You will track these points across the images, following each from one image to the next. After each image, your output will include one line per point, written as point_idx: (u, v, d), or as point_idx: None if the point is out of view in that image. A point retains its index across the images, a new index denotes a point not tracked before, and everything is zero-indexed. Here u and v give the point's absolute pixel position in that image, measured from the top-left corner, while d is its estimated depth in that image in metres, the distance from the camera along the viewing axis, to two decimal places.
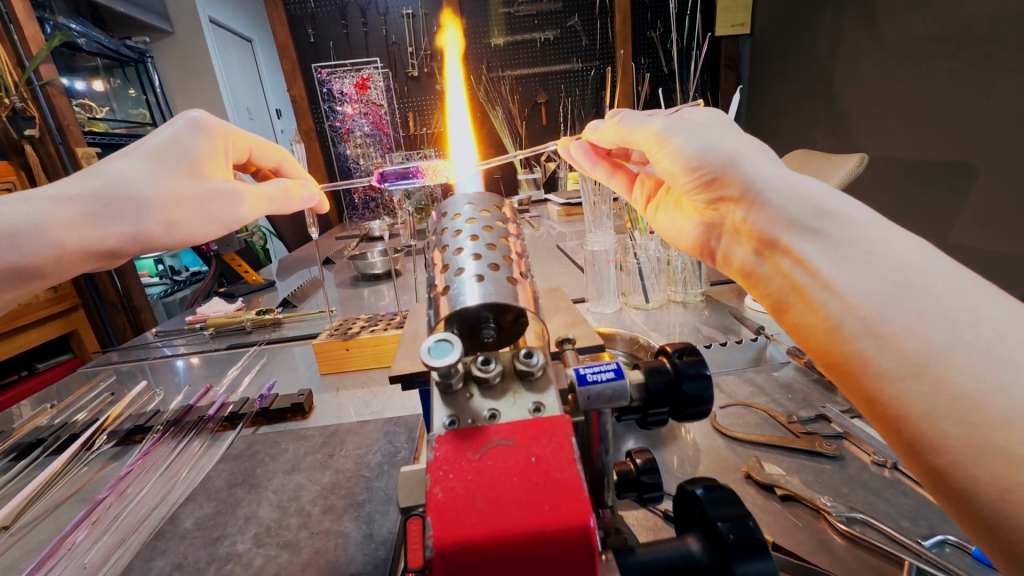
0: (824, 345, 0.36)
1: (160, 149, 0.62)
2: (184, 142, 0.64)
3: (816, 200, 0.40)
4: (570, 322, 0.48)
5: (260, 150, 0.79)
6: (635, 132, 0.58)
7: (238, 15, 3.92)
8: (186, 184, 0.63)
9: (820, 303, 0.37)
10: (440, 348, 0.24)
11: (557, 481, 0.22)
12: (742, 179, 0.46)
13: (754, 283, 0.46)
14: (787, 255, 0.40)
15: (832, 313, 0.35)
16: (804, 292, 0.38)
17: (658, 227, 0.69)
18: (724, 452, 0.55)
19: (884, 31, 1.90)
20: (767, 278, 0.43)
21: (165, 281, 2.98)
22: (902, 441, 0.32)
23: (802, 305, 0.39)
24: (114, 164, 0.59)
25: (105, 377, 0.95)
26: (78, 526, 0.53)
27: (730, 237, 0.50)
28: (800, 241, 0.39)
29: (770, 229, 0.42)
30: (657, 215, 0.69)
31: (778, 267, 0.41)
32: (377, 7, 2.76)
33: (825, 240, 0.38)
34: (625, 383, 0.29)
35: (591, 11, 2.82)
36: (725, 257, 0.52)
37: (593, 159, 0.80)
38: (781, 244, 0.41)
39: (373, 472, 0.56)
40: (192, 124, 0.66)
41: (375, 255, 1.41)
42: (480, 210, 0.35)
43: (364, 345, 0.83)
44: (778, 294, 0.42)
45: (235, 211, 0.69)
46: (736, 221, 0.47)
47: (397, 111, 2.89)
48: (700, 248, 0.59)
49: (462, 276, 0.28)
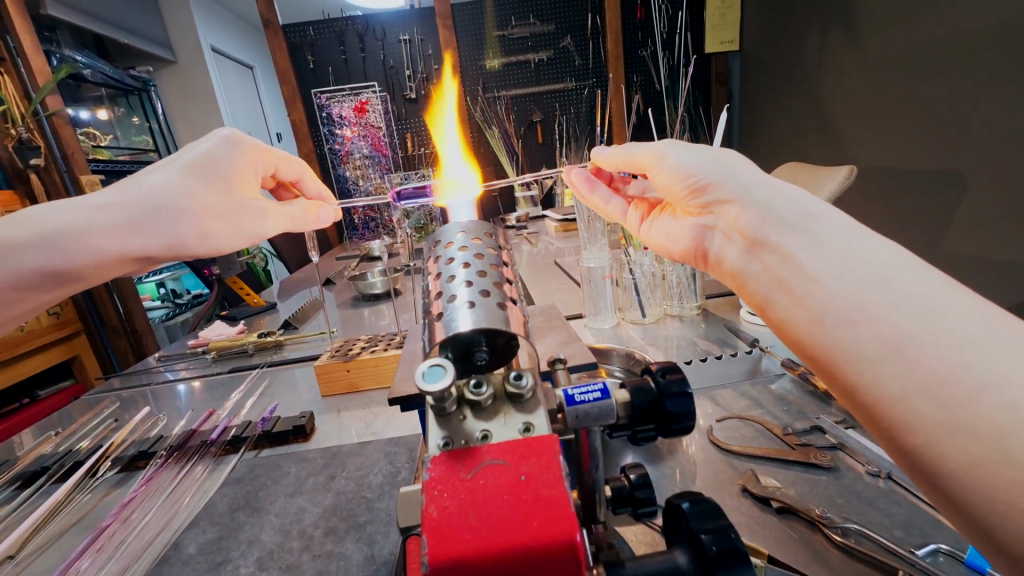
0: (809, 336, 0.37)
1: (194, 163, 0.63)
2: (219, 157, 0.66)
3: (801, 203, 0.42)
4: (563, 341, 0.49)
5: (287, 167, 0.78)
6: (633, 146, 0.61)
7: (239, 43, 4.02)
8: (217, 198, 0.64)
9: (804, 295, 0.37)
10: (434, 373, 0.26)
11: (545, 497, 0.23)
12: (731, 184, 0.47)
13: (738, 285, 0.46)
14: (773, 252, 0.41)
15: (817, 304, 0.36)
16: (788, 285, 0.39)
17: (651, 244, 0.69)
18: (720, 465, 0.56)
19: (869, 46, 1.95)
20: (751, 277, 0.44)
21: (166, 305, 3.00)
22: (880, 427, 0.33)
23: (787, 298, 0.39)
24: (151, 176, 0.61)
25: (108, 404, 0.96)
26: (83, 554, 0.54)
27: (715, 243, 0.51)
28: (785, 238, 0.40)
29: (755, 228, 0.43)
30: (649, 231, 0.70)
31: (763, 265, 0.42)
32: (374, 33, 2.84)
33: (809, 237, 0.39)
34: (611, 402, 0.30)
35: (583, 32, 2.89)
36: (711, 264, 0.53)
37: (592, 186, 0.82)
38: (767, 242, 0.42)
39: (374, 494, 0.57)
40: (226, 140, 0.67)
41: (375, 275, 1.43)
42: (472, 238, 0.36)
43: (364, 365, 0.84)
44: (764, 291, 0.42)
45: (261, 225, 0.70)
46: (726, 224, 0.47)
47: (396, 133, 2.95)
48: (689, 259, 0.59)
49: (455, 302, 0.30)
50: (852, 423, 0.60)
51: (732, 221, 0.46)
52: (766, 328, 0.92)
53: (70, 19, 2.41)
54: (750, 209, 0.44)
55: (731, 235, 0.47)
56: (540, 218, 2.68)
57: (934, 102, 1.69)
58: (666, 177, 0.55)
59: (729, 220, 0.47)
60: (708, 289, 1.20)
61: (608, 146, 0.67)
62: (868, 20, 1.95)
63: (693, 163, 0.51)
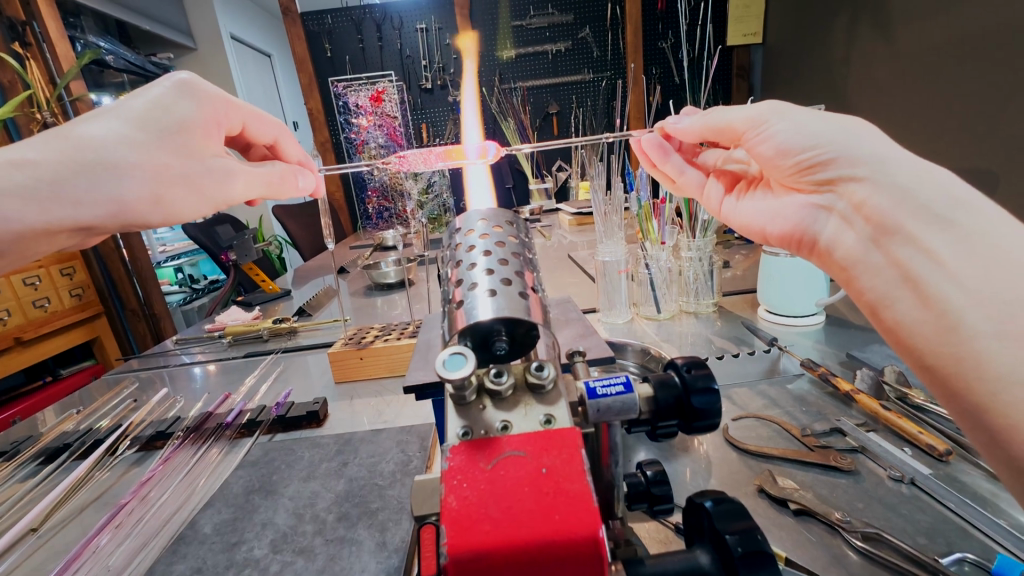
0: (932, 344, 0.38)
1: (143, 115, 0.58)
2: (171, 107, 0.60)
3: (942, 184, 0.40)
4: (580, 334, 0.48)
5: (258, 125, 0.73)
6: (729, 118, 0.58)
7: (259, 31, 4.05)
8: (170, 157, 0.59)
9: (941, 300, 0.37)
10: (454, 361, 0.25)
11: (567, 492, 0.22)
12: (862, 161, 0.45)
13: (853, 276, 0.47)
14: (906, 243, 0.41)
15: (952, 309, 0.37)
16: (919, 281, 0.39)
17: (736, 223, 0.68)
18: (736, 465, 0.55)
19: (899, 38, 1.89)
20: (872, 270, 0.44)
21: (184, 289, 3.06)
22: (1001, 446, 0.33)
23: (913, 299, 0.40)
24: (90, 128, 0.56)
25: (128, 384, 0.98)
26: (102, 530, 0.55)
27: (831, 227, 0.50)
28: (925, 229, 0.40)
29: (889, 215, 0.42)
30: (736, 206, 0.69)
31: (894, 257, 0.42)
32: (391, 22, 2.83)
33: (956, 232, 0.38)
34: (634, 396, 0.29)
35: (602, 24, 2.85)
36: (820, 245, 0.52)
37: (666, 155, 0.78)
38: (902, 231, 0.41)
39: (386, 481, 0.57)
40: (180, 87, 0.61)
41: (388, 265, 1.44)
42: (493, 226, 0.35)
43: (378, 354, 0.85)
44: (887, 287, 0.42)
45: (228, 188, 0.65)
46: (850, 204, 0.46)
47: (411, 123, 2.95)
48: (784, 235, 0.59)
49: (475, 290, 0.29)
50: (874, 426, 0.58)
51: (860, 202, 0.45)
52: (784, 327, 0.90)
53: (93, 5, 2.45)
54: (885, 192, 0.43)
55: (855, 217, 0.46)
56: (554, 211, 2.67)
57: (965, 98, 1.64)
58: (775, 150, 0.53)
59: (855, 202, 0.45)
60: (724, 286, 1.19)
61: (699, 119, 0.65)
62: (898, 12, 1.88)
63: (815, 137, 0.49)
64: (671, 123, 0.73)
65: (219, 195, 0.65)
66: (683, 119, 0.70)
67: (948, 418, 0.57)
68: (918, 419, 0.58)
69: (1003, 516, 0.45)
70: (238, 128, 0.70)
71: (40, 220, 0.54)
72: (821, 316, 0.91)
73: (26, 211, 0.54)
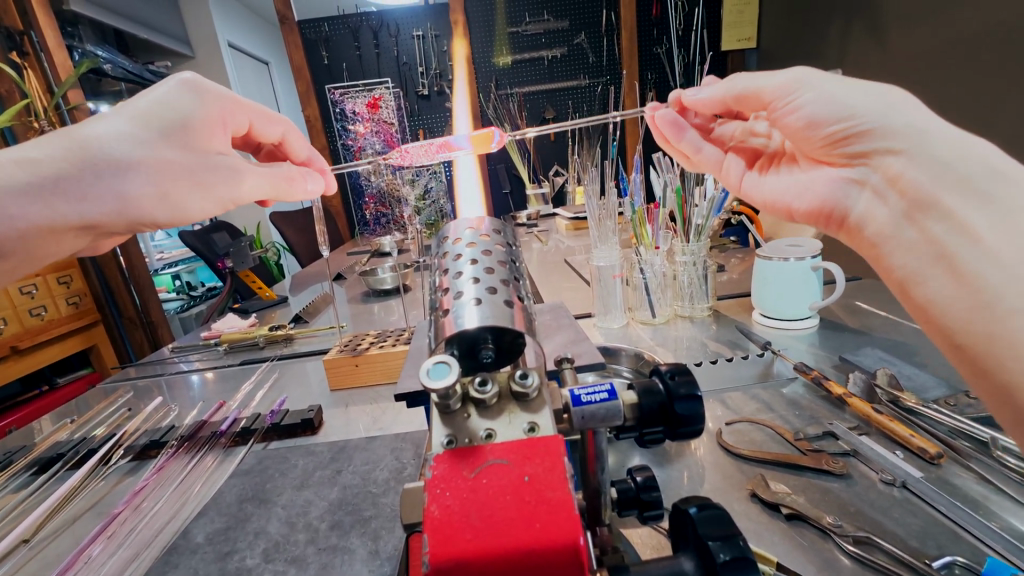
0: (964, 321, 0.39)
1: (146, 112, 0.58)
2: (174, 105, 0.59)
3: (984, 155, 0.40)
4: (571, 340, 0.49)
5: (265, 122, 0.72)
6: (757, 87, 0.58)
7: (256, 39, 4.09)
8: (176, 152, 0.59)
9: (973, 278, 0.38)
10: (438, 370, 0.25)
11: (548, 500, 0.23)
12: (900, 130, 0.45)
13: (882, 253, 0.47)
14: (941, 218, 0.41)
15: (986, 286, 0.37)
16: (952, 257, 0.40)
17: (758, 200, 0.69)
18: (729, 469, 0.55)
19: (892, 43, 1.91)
20: (904, 246, 0.44)
21: (182, 296, 3.07)
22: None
23: (945, 278, 0.41)
24: (98, 125, 0.56)
25: (123, 392, 0.97)
26: (94, 540, 0.55)
27: (862, 202, 0.50)
28: (962, 204, 0.40)
29: (925, 189, 0.42)
30: (760, 184, 0.68)
31: (926, 233, 0.42)
32: (388, 29, 2.85)
33: (994, 206, 0.38)
34: (619, 403, 0.29)
35: (598, 29, 2.88)
36: (849, 224, 0.53)
37: (681, 132, 0.77)
38: (938, 206, 0.41)
39: (380, 489, 0.57)
40: (184, 86, 0.61)
41: (385, 271, 1.45)
42: (480, 235, 0.36)
43: (374, 360, 0.85)
44: (914, 265, 0.43)
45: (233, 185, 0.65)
46: (886, 176, 0.46)
47: (408, 129, 2.96)
48: (812, 214, 0.59)
49: (462, 299, 0.29)
50: (867, 429, 0.58)
51: (895, 175, 0.45)
52: (778, 330, 0.90)
53: (91, 14, 2.48)
54: (922, 165, 0.43)
55: (889, 191, 0.46)
56: (552, 216, 2.68)
57: (959, 102, 1.65)
58: (804, 122, 0.53)
59: (890, 175, 0.45)
60: (719, 290, 1.19)
61: (723, 87, 0.64)
62: (891, 18, 1.90)
63: (846, 107, 0.48)
64: (689, 95, 0.72)
65: (228, 193, 0.65)
66: (703, 90, 0.69)
67: (940, 421, 0.57)
68: (910, 422, 0.58)
69: (995, 519, 0.45)
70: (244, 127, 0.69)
71: (45, 214, 0.55)
72: (816, 319, 0.91)
73: (31, 205, 0.54)
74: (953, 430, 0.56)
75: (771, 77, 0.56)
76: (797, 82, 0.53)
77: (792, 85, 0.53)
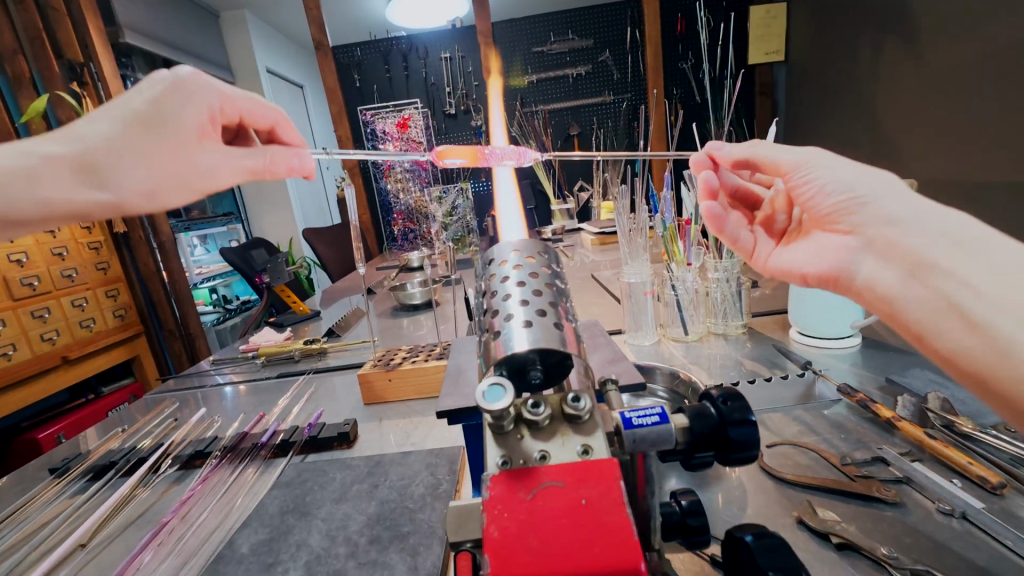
0: (982, 363, 0.39)
1: (145, 115, 0.62)
2: (173, 108, 0.63)
3: (950, 224, 0.44)
4: (610, 359, 0.49)
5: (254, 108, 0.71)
6: (777, 155, 0.58)
7: (293, 65, 4.30)
8: (158, 145, 0.63)
9: (981, 317, 0.40)
10: (494, 392, 0.26)
11: (606, 524, 0.23)
12: (887, 210, 0.48)
13: (894, 309, 0.46)
14: (944, 274, 0.42)
15: (985, 325, 0.39)
16: (957, 307, 0.41)
17: (779, 269, 0.64)
18: (773, 495, 0.53)
19: (928, 55, 1.86)
20: (912, 296, 0.45)
21: (218, 311, 3.24)
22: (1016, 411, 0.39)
23: (956, 323, 0.41)
24: (99, 130, 0.62)
25: (168, 404, 1.02)
26: (146, 547, 0.57)
27: (867, 265, 0.50)
28: (957, 262, 0.42)
29: (922, 251, 0.44)
30: (779, 258, 0.65)
31: (925, 284, 0.44)
32: (417, 53, 2.96)
33: (960, 252, 0.42)
34: (670, 427, 0.29)
35: (622, 47, 2.93)
36: (850, 289, 0.52)
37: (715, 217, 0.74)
38: (934, 265, 0.43)
39: (416, 504, 0.57)
40: (177, 85, 0.63)
41: (414, 286, 1.47)
42: (525, 257, 0.36)
43: (407, 375, 0.86)
44: (920, 317, 0.44)
45: (217, 179, 0.70)
46: (882, 243, 0.48)
47: (435, 147, 3.03)
48: (824, 280, 0.56)
49: (511, 321, 0.30)
50: (920, 455, 0.56)
51: (889, 241, 0.47)
52: (817, 349, 0.88)
53: (144, 46, 2.66)
54: (914, 233, 0.45)
55: (887, 256, 0.47)
56: (577, 231, 2.67)
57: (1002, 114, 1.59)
58: (813, 195, 0.54)
59: (883, 240, 0.48)
60: (752, 307, 1.16)
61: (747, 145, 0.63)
62: (925, 29, 1.86)
63: (850, 189, 0.51)
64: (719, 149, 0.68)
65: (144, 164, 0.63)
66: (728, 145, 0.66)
67: (1001, 449, 0.54)
68: (967, 448, 0.55)
69: None
70: (233, 116, 0.70)
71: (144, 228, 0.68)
72: (857, 338, 0.88)
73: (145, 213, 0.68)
74: (1016, 459, 0.53)
75: (789, 152, 0.57)
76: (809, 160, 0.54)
77: (804, 163, 0.55)
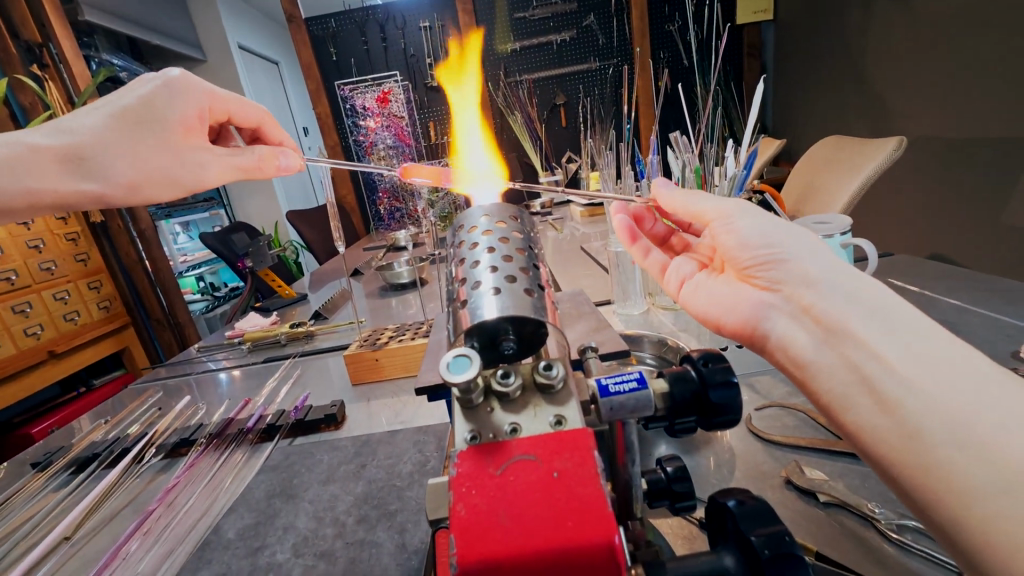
0: (898, 450, 0.34)
1: (133, 108, 0.70)
2: (161, 102, 0.71)
3: (867, 287, 0.40)
4: (594, 328, 0.47)
5: (238, 111, 0.81)
6: (696, 204, 0.54)
7: (267, 40, 4.12)
8: (145, 139, 0.71)
9: (898, 404, 0.34)
10: (459, 364, 0.24)
11: (579, 497, 0.22)
12: (810, 266, 0.43)
13: (807, 377, 0.41)
14: (858, 347, 0.37)
15: (909, 414, 0.33)
16: (875, 386, 0.36)
17: (695, 309, 0.59)
18: (761, 455, 0.53)
19: (919, 8, 1.81)
20: (826, 369, 0.40)
21: (206, 298, 3.21)
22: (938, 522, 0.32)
23: (871, 404, 0.36)
24: (88, 123, 0.70)
25: (154, 393, 1.00)
26: (132, 536, 0.56)
27: (781, 324, 0.45)
28: (873, 335, 0.37)
29: (839, 318, 0.39)
30: (693, 294, 0.60)
31: (842, 355, 0.38)
32: (395, 22, 2.83)
33: (885, 328, 0.37)
34: (649, 393, 0.28)
35: (607, 10, 2.82)
36: (763, 345, 0.47)
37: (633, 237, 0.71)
38: (851, 335, 0.38)
39: (404, 482, 0.57)
40: (168, 83, 0.72)
41: (400, 265, 1.44)
42: (496, 222, 0.34)
43: (394, 354, 0.85)
44: (838, 389, 0.38)
45: (201, 176, 0.75)
46: (800, 303, 0.43)
47: (418, 123, 2.95)
48: (736, 333, 0.51)
49: (480, 289, 0.28)
50: None
51: (808, 304, 0.42)
52: None
53: (108, 25, 2.53)
54: (834, 298, 0.40)
55: (804, 319, 0.42)
56: (566, 203, 2.63)
57: (992, 67, 1.56)
58: (734, 245, 0.49)
59: (802, 304, 0.42)
60: None
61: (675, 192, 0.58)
62: None
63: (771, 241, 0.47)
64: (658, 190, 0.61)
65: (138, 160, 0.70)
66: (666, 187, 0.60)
67: None
68: None
69: None
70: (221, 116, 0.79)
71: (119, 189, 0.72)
72: None
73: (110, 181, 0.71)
74: None
75: (705, 200, 0.53)
76: (730, 210, 0.51)
77: (730, 211, 0.50)
